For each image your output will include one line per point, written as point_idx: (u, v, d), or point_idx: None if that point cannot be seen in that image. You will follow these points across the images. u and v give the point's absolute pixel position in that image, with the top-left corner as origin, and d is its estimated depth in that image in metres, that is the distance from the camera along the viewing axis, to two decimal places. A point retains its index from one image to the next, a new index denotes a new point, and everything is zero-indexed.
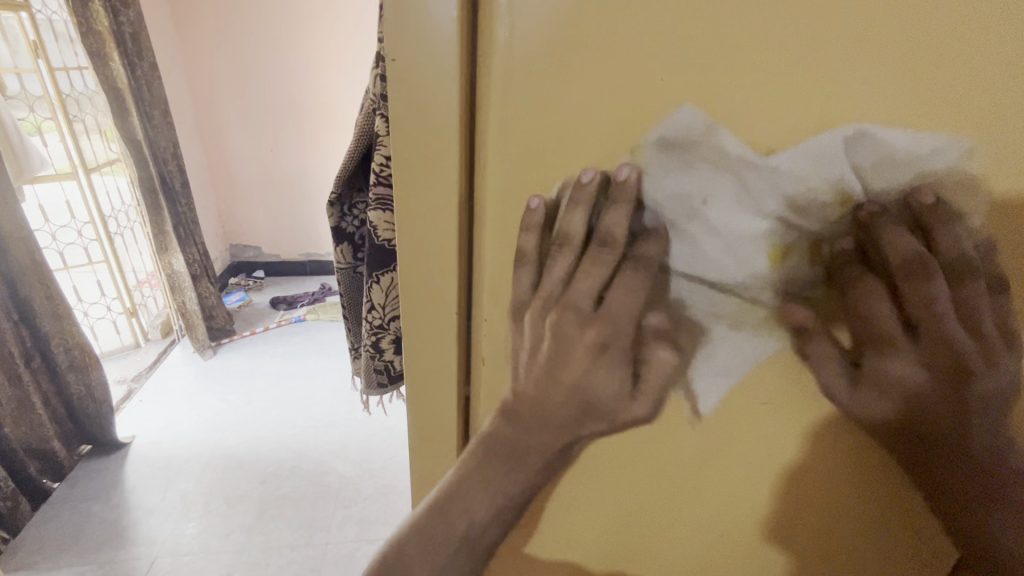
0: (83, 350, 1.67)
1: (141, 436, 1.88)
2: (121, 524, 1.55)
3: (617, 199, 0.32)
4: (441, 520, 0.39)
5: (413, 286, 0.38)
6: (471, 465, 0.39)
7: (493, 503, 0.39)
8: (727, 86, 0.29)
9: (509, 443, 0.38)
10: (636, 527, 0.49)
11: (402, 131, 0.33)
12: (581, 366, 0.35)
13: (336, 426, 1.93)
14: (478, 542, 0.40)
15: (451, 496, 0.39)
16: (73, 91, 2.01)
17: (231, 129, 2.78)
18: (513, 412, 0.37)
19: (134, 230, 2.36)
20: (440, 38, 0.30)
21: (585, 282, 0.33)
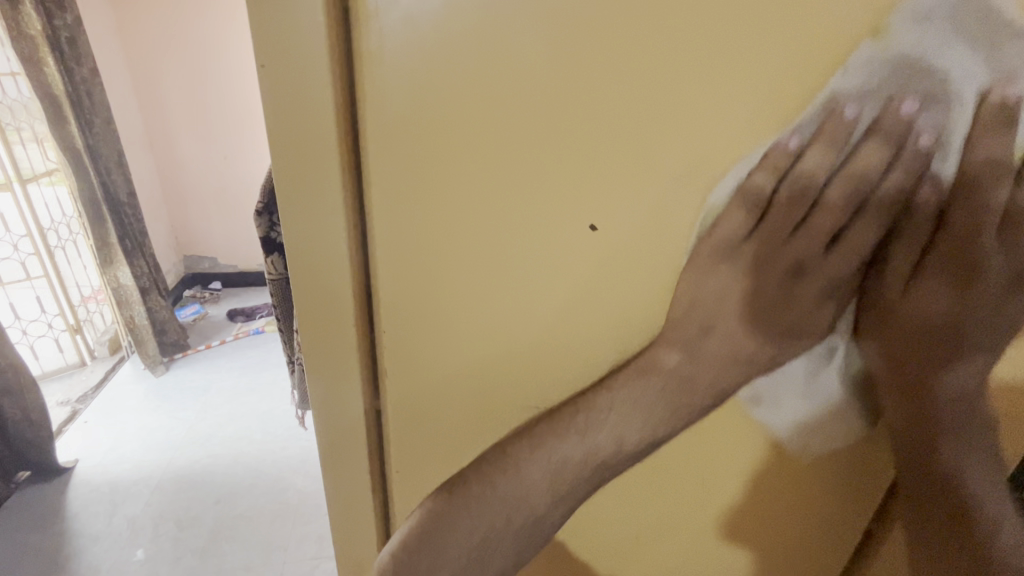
0: (18, 371, 1.58)
1: (85, 460, 1.78)
2: (62, 553, 1.47)
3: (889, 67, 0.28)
4: (581, 445, 0.37)
5: (311, 298, 0.37)
6: (626, 393, 0.37)
7: (643, 432, 0.38)
8: (595, 99, 0.30)
9: (675, 372, 0.36)
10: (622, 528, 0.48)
11: (283, 142, 0.32)
12: (800, 246, 0.33)
13: (294, 440, 1.88)
14: (604, 475, 0.39)
15: (598, 418, 0.37)
16: (6, 99, 1.91)
17: (180, 137, 2.70)
18: (693, 339, 0.35)
19: (77, 243, 2.26)
20: (305, 51, 0.30)
21: (816, 158, 0.30)
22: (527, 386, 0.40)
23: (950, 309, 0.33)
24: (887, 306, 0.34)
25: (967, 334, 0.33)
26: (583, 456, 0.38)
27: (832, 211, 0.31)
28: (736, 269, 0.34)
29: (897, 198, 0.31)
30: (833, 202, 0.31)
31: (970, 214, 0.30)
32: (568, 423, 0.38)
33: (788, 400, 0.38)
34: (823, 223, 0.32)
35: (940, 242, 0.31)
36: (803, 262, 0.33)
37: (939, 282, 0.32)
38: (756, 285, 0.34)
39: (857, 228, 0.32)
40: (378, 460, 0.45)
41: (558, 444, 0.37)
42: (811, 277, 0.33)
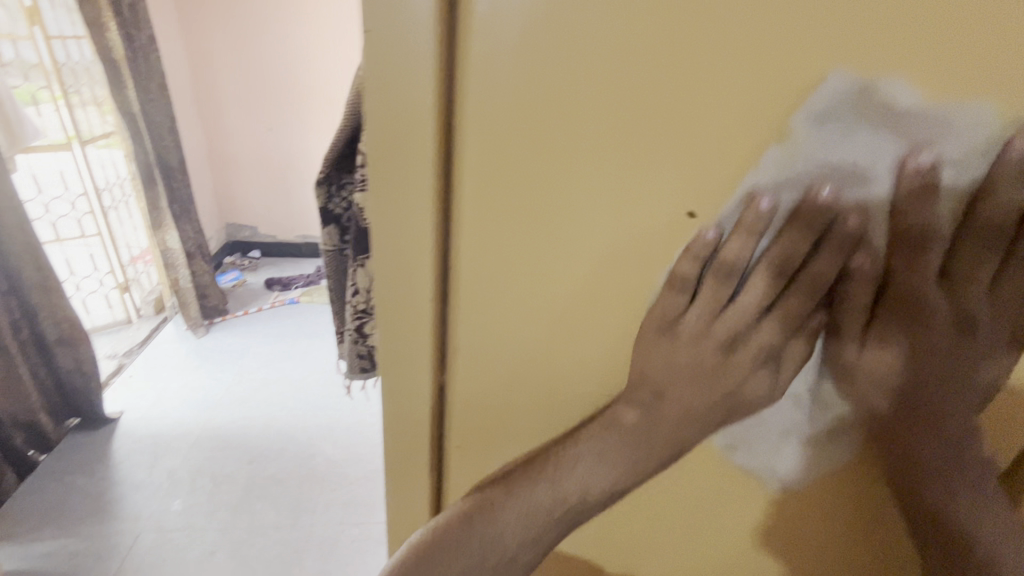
0: (73, 323, 1.65)
1: (129, 412, 1.87)
2: (107, 497, 1.55)
3: (794, 158, 0.31)
4: (548, 489, 0.38)
5: (390, 269, 0.37)
6: (592, 444, 0.38)
7: (611, 484, 0.39)
8: (702, 23, 0.29)
9: (633, 427, 0.38)
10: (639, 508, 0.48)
11: (379, 113, 0.33)
12: (735, 317, 0.35)
13: (325, 410, 1.93)
14: (575, 519, 0.40)
15: (565, 470, 0.38)
16: (69, 61, 1.99)
17: (230, 107, 2.76)
18: (648, 403, 0.37)
19: (128, 204, 2.35)
20: (413, 25, 0.30)
21: (741, 244, 0.33)
22: (597, 370, 0.40)
23: (903, 349, 0.36)
24: (846, 356, 0.37)
25: (926, 368, 0.36)
26: (551, 502, 0.38)
27: (762, 287, 0.34)
28: (680, 341, 0.36)
29: (827, 270, 0.34)
30: (759, 281, 0.34)
31: (901, 271, 0.33)
32: (539, 467, 0.39)
33: (757, 433, 0.42)
34: (752, 300, 0.35)
35: (883, 294, 0.35)
36: (738, 331, 0.35)
37: (888, 328, 0.35)
38: (701, 352, 0.36)
39: (789, 297, 0.35)
40: (437, 438, 0.45)
41: (531, 492, 0.38)
42: (750, 342, 0.36)
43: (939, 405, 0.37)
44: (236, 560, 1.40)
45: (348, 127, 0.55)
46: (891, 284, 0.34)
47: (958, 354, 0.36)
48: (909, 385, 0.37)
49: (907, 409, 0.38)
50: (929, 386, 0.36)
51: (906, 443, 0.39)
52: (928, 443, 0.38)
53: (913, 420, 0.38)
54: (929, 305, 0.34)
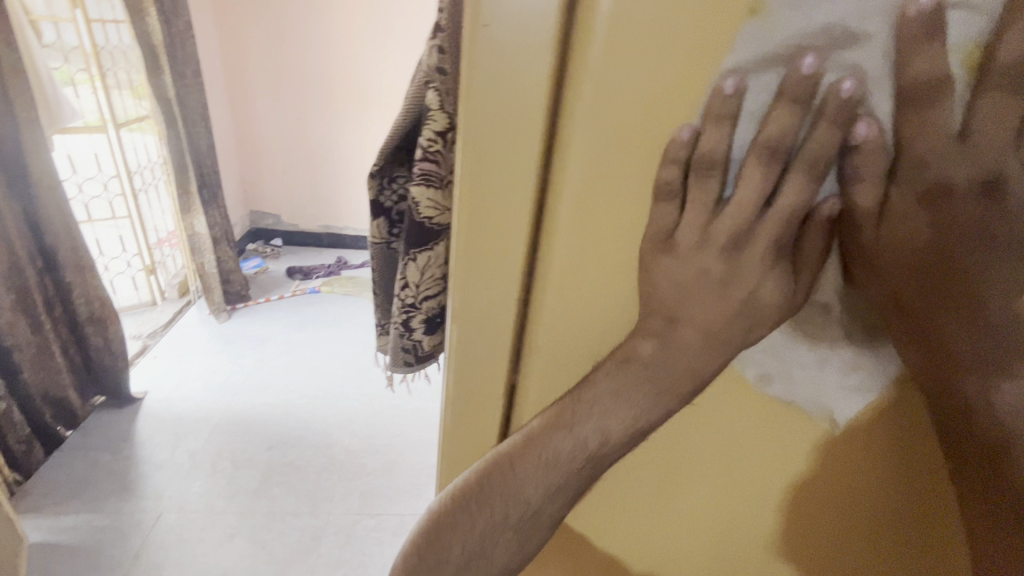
0: (104, 303, 1.68)
1: (152, 393, 1.90)
2: (131, 475, 1.58)
3: (759, 31, 0.28)
4: (569, 436, 0.38)
5: (475, 263, 0.37)
6: (610, 385, 0.37)
7: (632, 422, 0.37)
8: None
9: (648, 362, 0.36)
10: (662, 487, 0.48)
11: (484, 107, 0.32)
12: (730, 217, 0.33)
13: (343, 400, 1.95)
14: (600, 462, 0.39)
15: (584, 415, 0.37)
16: (108, 45, 2.01)
17: (260, 96, 2.78)
18: (664, 333, 0.36)
19: (158, 188, 2.38)
20: (534, 20, 0.30)
21: (716, 138, 0.31)
22: None
23: (931, 235, 0.30)
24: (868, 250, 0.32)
25: (965, 256, 0.29)
26: (573, 446, 0.38)
27: (757, 178, 0.32)
28: (682, 254, 0.34)
29: (828, 150, 0.30)
30: (753, 180, 0.32)
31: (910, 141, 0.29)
32: (557, 416, 0.38)
33: (794, 373, 0.39)
34: (749, 197, 0.32)
35: (898, 171, 0.30)
36: (737, 235, 0.33)
37: (908, 212, 0.30)
38: (708, 265, 0.34)
39: (790, 190, 0.32)
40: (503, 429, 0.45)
41: (549, 442, 0.38)
42: (753, 243, 0.34)
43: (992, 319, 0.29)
44: (255, 545, 1.41)
45: (408, 121, 0.55)
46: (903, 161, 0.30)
47: (1007, 233, 0.28)
48: (943, 282, 0.30)
49: (945, 312, 0.30)
50: (970, 277, 0.29)
51: (944, 358, 0.31)
52: (972, 355, 0.30)
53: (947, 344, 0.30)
54: (947, 174, 0.28)
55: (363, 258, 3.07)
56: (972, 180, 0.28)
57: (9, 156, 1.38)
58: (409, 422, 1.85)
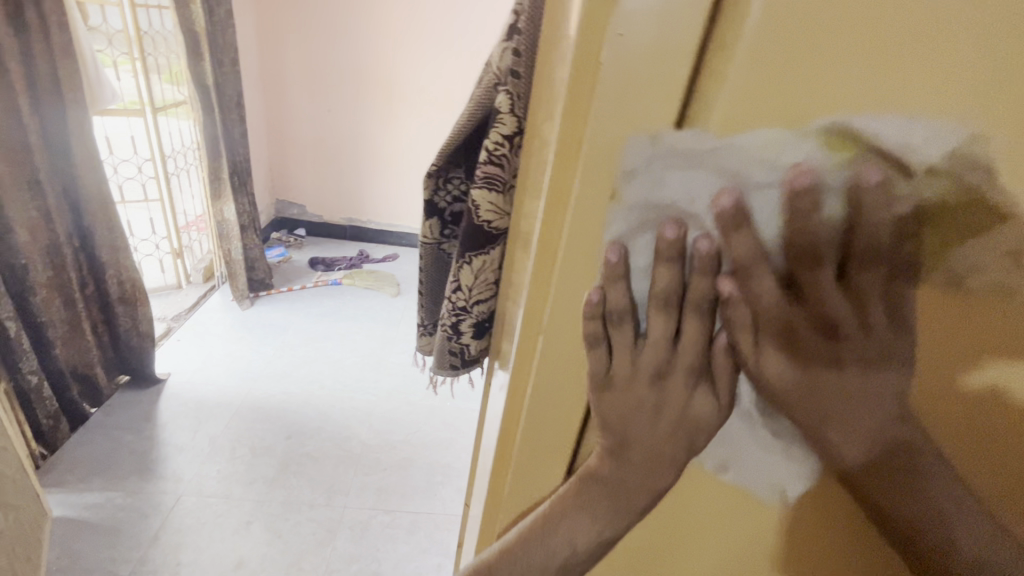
0: (135, 283, 1.70)
1: (175, 375, 1.92)
2: (152, 456, 1.59)
3: (622, 213, 0.32)
4: (540, 548, 0.42)
5: (564, 282, 0.36)
6: (573, 502, 0.41)
7: (595, 533, 0.42)
8: (967, 39, 0.26)
9: (606, 482, 0.41)
10: (654, 561, 0.50)
11: (604, 125, 0.30)
12: (649, 354, 0.36)
13: (362, 393, 1.95)
14: (571, 567, 0.43)
15: (553, 529, 0.42)
16: (151, 29, 2.04)
17: (292, 88, 2.81)
18: (616, 455, 0.40)
19: (189, 172, 2.41)
20: (679, 37, 0.27)
21: (615, 298, 0.34)
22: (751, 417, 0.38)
23: (799, 374, 0.33)
24: (766, 381, 0.34)
25: (835, 386, 0.34)
26: (545, 556, 0.42)
27: (659, 327, 0.35)
28: (617, 390, 0.37)
29: (704, 300, 0.33)
30: (657, 325, 0.35)
31: (769, 299, 0.31)
32: (530, 534, 0.42)
33: (749, 462, 0.41)
34: (656, 341, 0.35)
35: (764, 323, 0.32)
36: (659, 368, 0.36)
37: (779, 356, 0.33)
38: (642, 396, 0.37)
39: (690, 331, 0.34)
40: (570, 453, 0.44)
41: (522, 557, 0.42)
42: (676, 374, 0.36)
43: (867, 421, 0.35)
44: (270, 534, 1.42)
45: (473, 122, 0.55)
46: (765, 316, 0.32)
47: (856, 362, 0.33)
48: (824, 404, 0.34)
49: (836, 426, 0.35)
50: (838, 399, 0.34)
51: (841, 457, 0.37)
52: (862, 453, 0.36)
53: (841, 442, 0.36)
54: (799, 326, 0.32)
55: (384, 253, 3.08)
56: (817, 327, 0.32)
57: (53, 136, 1.40)
58: (426, 419, 1.86)
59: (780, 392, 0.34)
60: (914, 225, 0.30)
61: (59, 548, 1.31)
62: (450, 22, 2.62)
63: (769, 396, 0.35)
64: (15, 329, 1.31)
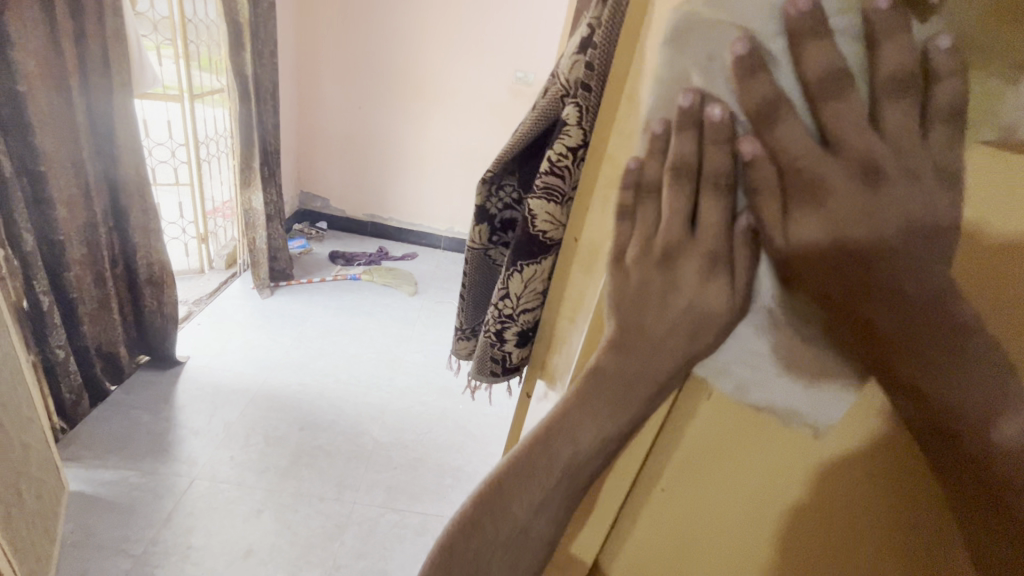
0: (163, 266, 1.73)
1: (193, 359, 1.94)
2: (168, 438, 1.61)
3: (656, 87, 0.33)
4: (543, 454, 0.37)
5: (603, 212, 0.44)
6: (579, 400, 0.37)
7: (599, 432, 0.38)
8: None
9: (617, 374, 0.37)
10: (672, 511, 0.48)
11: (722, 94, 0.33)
12: (669, 232, 0.35)
13: (376, 389, 1.96)
14: (576, 477, 0.38)
15: (554, 431, 0.37)
16: (195, 18, 2.08)
17: (325, 82, 2.84)
18: (624, 342, 0.36)
19: (220, 160, 2.44)
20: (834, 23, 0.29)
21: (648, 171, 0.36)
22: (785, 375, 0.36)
23: (831, 237, 0.29)
24: (790, 255, 0.31)
25: (873, 253, 0.29)
26: (547, 459, 0.37)
27: (677, 200, 0.34)
28: (626, 272, 0.36)
29: (726, 167, 0.32)
30: (675, 201, 0.34)
31: (795, 143, 0.29)
32: (531, 442, 0.38)
33: (770, 376, 0.36)
34: (675, 219, 0.34)
35: (791, 182, 0.30)
36: (671, 247, 0.35)
37: (808, 214, 0.30)
38: (650, 278, 0.36)
39: (713, 210, 0.33)
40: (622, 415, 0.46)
41: (526, 463, 0.38)
42: (687, 258, 0.35)
43: (931, 309, 0.28)
44: (280, 524, 1.42)
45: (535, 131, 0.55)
46: (783, 172, 0.30)
47: (895, 218, 0.28)
48: (860, 279, 0.29)
49: (886, 307, 0.29)
50: (884, 270, 0.29)
51: (889, 356, 0.30)
52: (919, 354, 0.29)
53: (901, 337, 0.29)
54: (822, 174, 0.29)
55: (403, 251, 3.10)
56: (847, 173, 0.28)
57: (98, 116, 1.43)
58: (438, 421, 1.86)
59: (811, 268, 0.30)
60: (950, 65, 0.27)
61: (74, 522, 1.32)
62: (487, 26, 2.63)
63: (795, 273, 0.31)
64: (48, 302, 1.33)
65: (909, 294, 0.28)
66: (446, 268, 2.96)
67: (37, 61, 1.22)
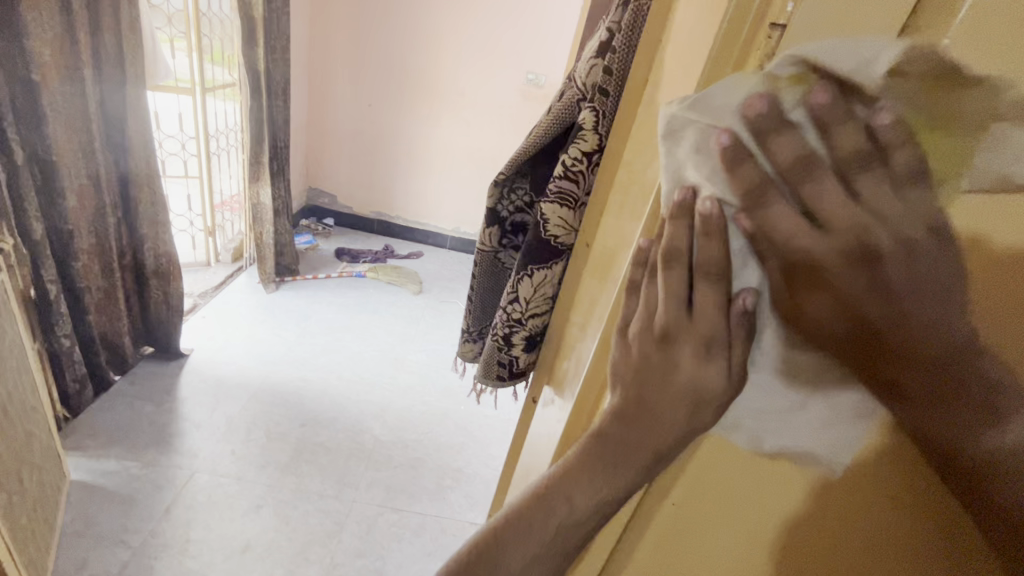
0: (170, 258, 1.73)
1: (197, 352, 1.94)
2: (170, 430, 1.61)
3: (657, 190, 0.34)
4: (540, 510, 0.35)
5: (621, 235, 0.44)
6: (578, 458, 0.36)
7: (597, 498, 0.35)
8: None
9: (616, 437, 0.36)
10: (680, 525, 0.52)
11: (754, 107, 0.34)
12: (667, 318, 0.34)
13: (378, 388, 1.96)
14: (572, 541, 0.36)
15: (553, 488, 0.36)
16: (209, 11, 2.09)
17: (337, 79, 2.85)
18: (625, 411, 0.36)
19: (229, 154, 2.45)
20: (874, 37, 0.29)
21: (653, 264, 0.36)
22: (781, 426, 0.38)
23: (843, 311, 0.29)
24: (807, 320, 0.31)
25: (881, 322, 0.29)
26: (544, 513, 0.35)
27: (677, 286, 0.33)
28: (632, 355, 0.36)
29: (716, 257, 0.31)
30: (676, 288, 0.34)
31: (787, 221, 0.28)
32: (529, 496, 0.36)
33: (782, 427, 0.36)
34: (675, 307, 0.34)
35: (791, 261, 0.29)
36: (672, 329, 0.34)
37: (813, 292, 0.30)
38: (648, 356, 0.35)
39: (712, 291, 0.32)
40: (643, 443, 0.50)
41: (523, 514, 0.36)
42: (685, 340, 0.34)
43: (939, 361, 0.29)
44: (279, 520, 1.42)
45: (549, 135, 0.55)
46: (780, 249, 0.29)
47: (896, 290, 0.28)
48: (874, 342, 0.30)
49: (900, 364, 0.30)
50: (892, 336, 0.29)
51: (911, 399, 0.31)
52: (935, 400, 0.30)
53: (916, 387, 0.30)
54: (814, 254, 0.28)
55: (409, 249, 3.10)
56: (846, 249, 0.27)
57: (111, 107, 1.44)
58: (439, 421, 1.85)
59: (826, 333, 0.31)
60: (896, 137, 0.25)
61: (74, 512, 1.32)
62: (499, 27, 2.62)
63: (814, 338, 0.32)
64: (55, 291, 1.33)
65: (918, 351, 0.29)
66: (450, 268, 2.96)
67: (52, 50, 1.23)
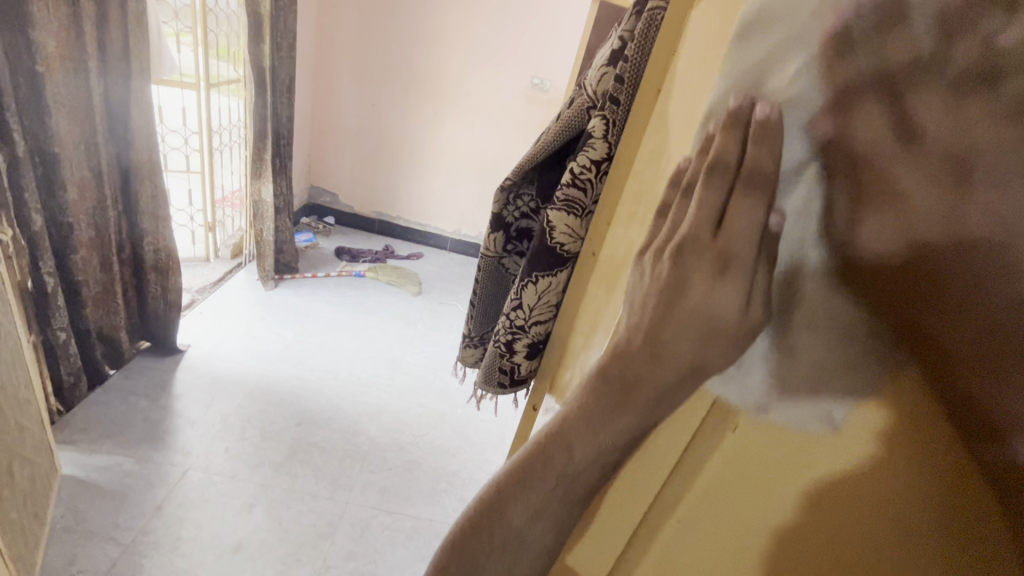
0: (169, 253, 1.72)
1: (193, 348, 1.93)
2: (164, 426, 1.60)
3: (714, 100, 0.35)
4: (539, 457, 0.38)
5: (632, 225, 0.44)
6: (577, 410, 0.37)
7: (596, 447, 0.37)
8: None
9: (617, 383, 0.36)
10: (684, 546, 0.45)
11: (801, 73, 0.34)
12: (687, 225, 0.34)
13: (375, 388, 1.95)
14: (573, 486, 0.39)
15: (552, 437, 0.38)
16: (216, 8, 2.09)
17: (341, 78, 2.85)
18: (625, 354, 0.36)
19: (231, 150, 2.45)
20: None
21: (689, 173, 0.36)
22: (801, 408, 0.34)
23: (906, 240, 0.26)
24: (863, 254, 0.29)
25: (945, 267, 0.25)
26: (542, 464, 0.38)
27: (707, 195, 0.33)
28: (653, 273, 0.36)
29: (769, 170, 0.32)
30: (707, 202, 0.34)
31: (870, 132, 0.28)
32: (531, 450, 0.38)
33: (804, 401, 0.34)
34: (702, 216, 0.34)
35: (864, 180, 0.28)
36: (686, 243, 0.34)
37: (880, 218, 0.27)
38: (659, 274, 0.35)
39: (743, 215, 0.32)
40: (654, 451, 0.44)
41: (524, 465, 0.39)
42: (697, 254, 0.34)
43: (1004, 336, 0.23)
44: (271, 520, 1.41)
45: (558, 141, 0.54)
46: (855, 163, 0.28)
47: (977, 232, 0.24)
48: (924, 294, 0.26)
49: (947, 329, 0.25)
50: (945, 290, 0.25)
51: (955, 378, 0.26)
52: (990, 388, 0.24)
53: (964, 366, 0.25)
54: (895, 172, 0.27)
55: (409, 250, 3.10)
56: (932, 169, 0.26)
57: (115, 99, 1.43)
58: (436, 424, 1.85)
59: (881, 276, 0.28)
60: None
61: (65, 507, 1.31)
62: (506, 30, 2.63)
63: (865, 281, 0.29)
64: (52, 284, 1.32)
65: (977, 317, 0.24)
66: (450, 270, 2.96)
67: (58, 42, 1.22)
